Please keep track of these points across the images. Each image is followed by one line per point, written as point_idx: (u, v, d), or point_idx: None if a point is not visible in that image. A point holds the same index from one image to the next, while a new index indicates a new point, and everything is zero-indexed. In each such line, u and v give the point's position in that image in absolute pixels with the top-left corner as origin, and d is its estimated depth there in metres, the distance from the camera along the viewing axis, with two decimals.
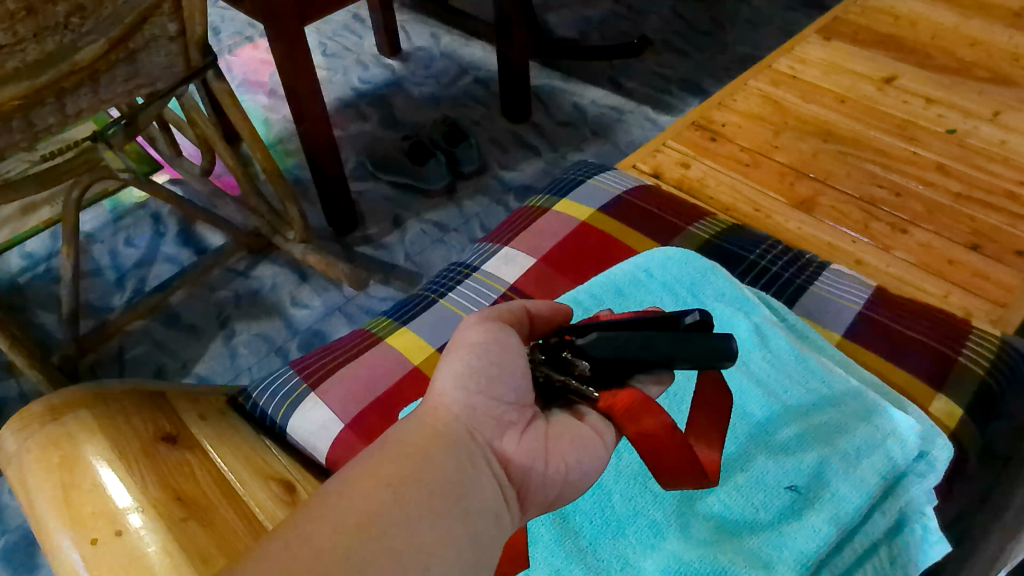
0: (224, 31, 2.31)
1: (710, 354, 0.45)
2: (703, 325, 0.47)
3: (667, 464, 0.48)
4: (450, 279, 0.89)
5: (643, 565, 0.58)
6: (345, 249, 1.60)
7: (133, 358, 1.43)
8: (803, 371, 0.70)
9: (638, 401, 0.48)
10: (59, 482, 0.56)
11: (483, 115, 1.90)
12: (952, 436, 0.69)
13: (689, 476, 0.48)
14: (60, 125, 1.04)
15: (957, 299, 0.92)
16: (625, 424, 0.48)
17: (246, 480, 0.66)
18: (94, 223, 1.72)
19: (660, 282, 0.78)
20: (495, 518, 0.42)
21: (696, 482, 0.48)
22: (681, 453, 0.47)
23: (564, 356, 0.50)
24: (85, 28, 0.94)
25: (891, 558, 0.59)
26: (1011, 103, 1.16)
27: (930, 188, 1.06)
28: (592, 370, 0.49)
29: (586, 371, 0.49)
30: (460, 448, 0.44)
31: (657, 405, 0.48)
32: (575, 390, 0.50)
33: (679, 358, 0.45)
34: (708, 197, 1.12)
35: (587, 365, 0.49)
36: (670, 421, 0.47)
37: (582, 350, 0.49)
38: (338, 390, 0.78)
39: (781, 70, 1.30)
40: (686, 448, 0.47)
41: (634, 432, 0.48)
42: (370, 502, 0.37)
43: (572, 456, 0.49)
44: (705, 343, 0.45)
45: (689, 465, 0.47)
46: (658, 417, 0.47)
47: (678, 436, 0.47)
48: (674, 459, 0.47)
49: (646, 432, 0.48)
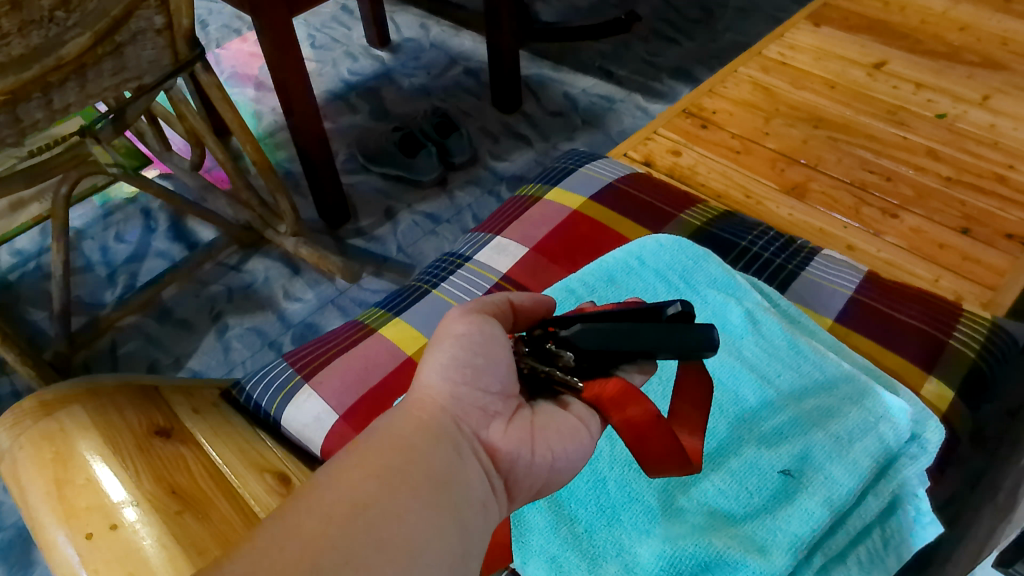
0: (212, 24, 2.29)
1: (691, 344, 0.43)
2: (685, 316, 0.46)
3: (653, 451, 0.48)
4: (443, 269, 0.89)
5: (639, 551, 0.59)
6: (337, 242, 1.59)
7: (126, 354, 1.43)
8: (794, 356, 0.70)
9: (623, 390, 0.48)
10: (53, 478, 0.56)
11: (474, 105, 1.89)
12: (943, 419, 0.69)
13: (672, 463, 0.48)
14: (46, 120, 1.03)
15: (948, 282, 0.93)
16: (609, 412, 0.48)
17: (242, 473, 0.66)
18: (84, 219, 1.70)
19: (653, 269, 0.79)
20: (483, 507, 0.42)
21: (680, 469, 0.49)
22: (665, 442, 0.48)
23: (548, 347, 0.51)
24: (71, 22, 0.93)
25: (884, 540, 0.59)
26: (1000, 87, 1.16)
27: (920, 173, 1.06)
28: (577, 360, 0.50)
29: (570, 361, 0.50)
30: (448, 439, 0.44)
31: (642, 394, 0.48)
32: (559, 380, 0.51)
33: (662, 350, 0.44)
34: (699, 184, 1.12)
35: (571, 355, 0.49)
36: (654, 409, 0.47)
37: (565, 342, 0.49)
38: (332, 381, 0.77)
39: (770, 57, 1.30)
40: (671, 437, 0.48)
41: (619, 421, 0.48)
42: (358, 492, 0.37)
43: (559, 446, 0.49)
44: (687, 333, 0.44)
45: (673, 452, 0.48)
46: (643, 405, 0.48)
47: (662, 423, 0.48)
48: (661, 447, 0.48)
49: (632, 420, 0.48)
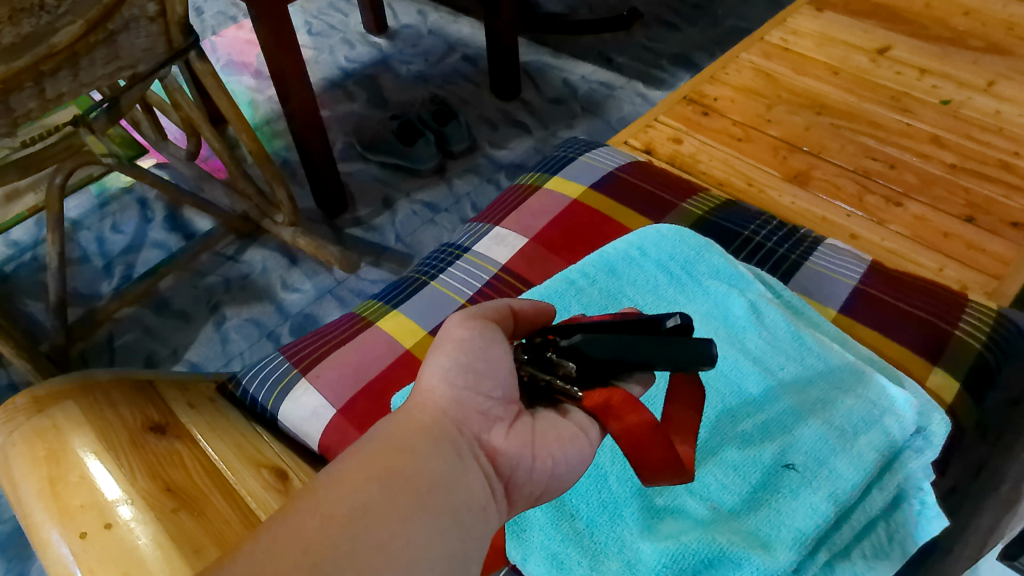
0: (208, 11, 2.27)
1: (689, 357, 0.43)
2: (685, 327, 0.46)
3: (650, 459, 0.47)
4: (441, 260, 0.86)
5: (641, 547, 0.58)
6: (334, 231, 1.58)
7: (124, 345, 1.42)
8: (797, 348, 0.68)
9: (623, 399, 0.47)
10: (46, 475, 0.56)
11: (472, 92, 1.87)
12: (949, 411, 0.68)
13: (669, 471, 0.47)
14: (40, 109, 1.02)
15: (952, 271, 0.92)
16: (607, 421, 0.47)
17: (237, 469, 0.65)
18: (79, 210, 1.69)
19: (654, 261, 0.76)
20: (483, 512, 0.41)
21: (677, 478, 0.48)
22: (662, 451, 0.47)
23: (549, 356, 0.49)
24: (62, 9, 0.91)
25: (888, 534, 0.59)
26: (1006, 73, 1.15)
27: (924, 160, 1.05)
28: (578, 370, 0.48)
29: (571, 371, 0.48)
30: (447, 440, 0.43)
31: (641, 403, 0.47)
32: (560, 390, 0.49)
33: (661, 362, 0.44)
34: (700, 172, 1.10)
35: (574, 365, 0.48)
36: (652, 418, 0.46)
37: (568, 349, 0.48)
38: (330, 374, 0.75)
39: (773, 43, 1.29)
40: (669, 446, 0.47)
41: (617, 429, 0.47)
42: (358, 490, 0.37)
43: (559, 452, 0.48)
44: (685, 345, 0.44)
45: (670, 460, 0.47)
46: (640, 413, 0.47)
47: (661, 433, 0.47)
48: (658, 455, 0.47)
49: (630, 428, 0.47)
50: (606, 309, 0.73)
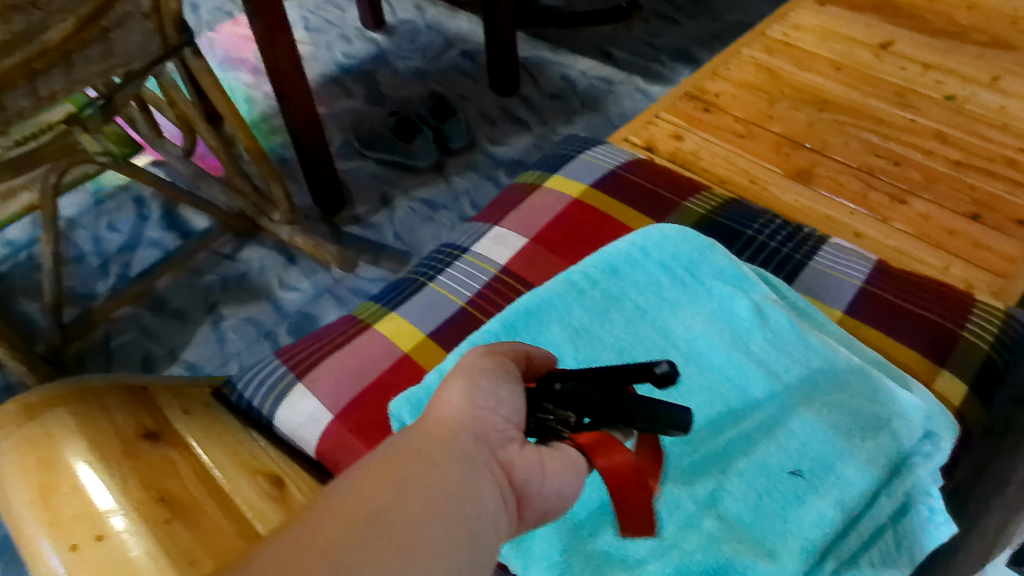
0: (204, 7, 2.25)
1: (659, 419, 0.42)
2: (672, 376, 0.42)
3: (631, 504, 0.42)
4: (440, 261, 0.85)
5: (644, 556, 0.56)
6: (332, 229, 1.57)
7: (121, 345, 1.41)
8: (803, 350, 0.67)
9: (599, 438, 0.43)
10: (37, 485, 0.54)
11: (471, 88, 1.86)
12: (957, 414, 0.67)
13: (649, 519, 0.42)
14: (33, 108, 1.00)
15: (958, 270, 0.90)
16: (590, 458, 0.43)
17: (232, 476, 0.64)
18: (75, 208, 1.68)
19: (657, 262, 0.75)
20: (496, 526, 0.38)
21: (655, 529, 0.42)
22: (642, 499, 0.42)
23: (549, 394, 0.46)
24: (54, 6, 0.90)
25: (896, 541, 0.58)
26: (1010, 68, 1.13)
27: (929, 157, 1.03)
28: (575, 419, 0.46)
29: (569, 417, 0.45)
30: (463, 448, 0.40)
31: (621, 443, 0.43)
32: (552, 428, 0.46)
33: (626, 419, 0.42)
34: (702, 169, 1.09)
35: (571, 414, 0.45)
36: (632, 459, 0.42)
37: (562, 395, 0.44)
38: (327, 379, 0.74)
39: (775, 38, 1.27)
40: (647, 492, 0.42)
41: (603, 466, 0.43)
42: (376, 493, 0.35)
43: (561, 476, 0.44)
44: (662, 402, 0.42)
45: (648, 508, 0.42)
46: (621, 453, 0.42)
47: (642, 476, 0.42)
48: (638, 501, 0.42)
49: (614, 467, 0.42)
50: (608, 311, 0.72)
